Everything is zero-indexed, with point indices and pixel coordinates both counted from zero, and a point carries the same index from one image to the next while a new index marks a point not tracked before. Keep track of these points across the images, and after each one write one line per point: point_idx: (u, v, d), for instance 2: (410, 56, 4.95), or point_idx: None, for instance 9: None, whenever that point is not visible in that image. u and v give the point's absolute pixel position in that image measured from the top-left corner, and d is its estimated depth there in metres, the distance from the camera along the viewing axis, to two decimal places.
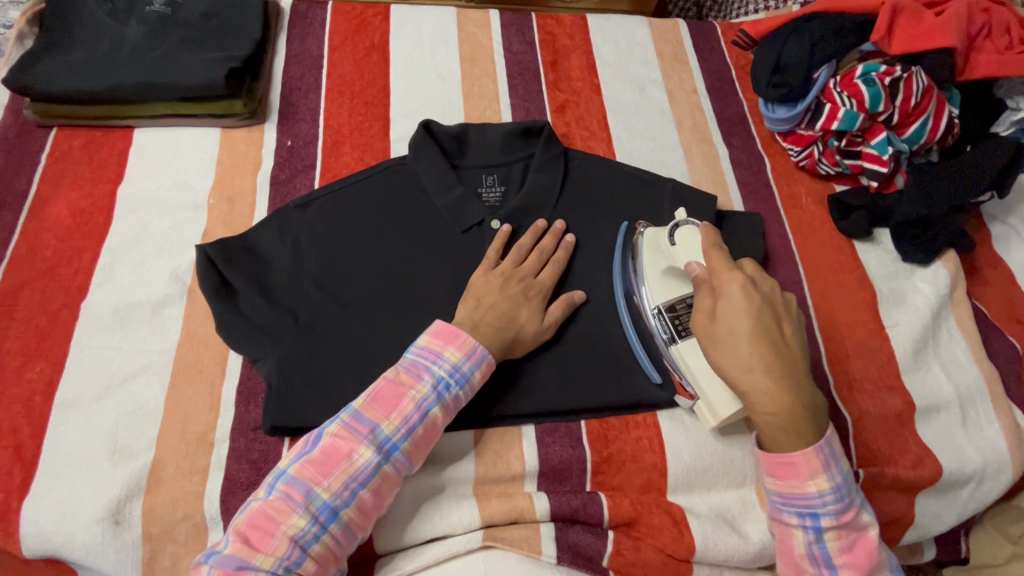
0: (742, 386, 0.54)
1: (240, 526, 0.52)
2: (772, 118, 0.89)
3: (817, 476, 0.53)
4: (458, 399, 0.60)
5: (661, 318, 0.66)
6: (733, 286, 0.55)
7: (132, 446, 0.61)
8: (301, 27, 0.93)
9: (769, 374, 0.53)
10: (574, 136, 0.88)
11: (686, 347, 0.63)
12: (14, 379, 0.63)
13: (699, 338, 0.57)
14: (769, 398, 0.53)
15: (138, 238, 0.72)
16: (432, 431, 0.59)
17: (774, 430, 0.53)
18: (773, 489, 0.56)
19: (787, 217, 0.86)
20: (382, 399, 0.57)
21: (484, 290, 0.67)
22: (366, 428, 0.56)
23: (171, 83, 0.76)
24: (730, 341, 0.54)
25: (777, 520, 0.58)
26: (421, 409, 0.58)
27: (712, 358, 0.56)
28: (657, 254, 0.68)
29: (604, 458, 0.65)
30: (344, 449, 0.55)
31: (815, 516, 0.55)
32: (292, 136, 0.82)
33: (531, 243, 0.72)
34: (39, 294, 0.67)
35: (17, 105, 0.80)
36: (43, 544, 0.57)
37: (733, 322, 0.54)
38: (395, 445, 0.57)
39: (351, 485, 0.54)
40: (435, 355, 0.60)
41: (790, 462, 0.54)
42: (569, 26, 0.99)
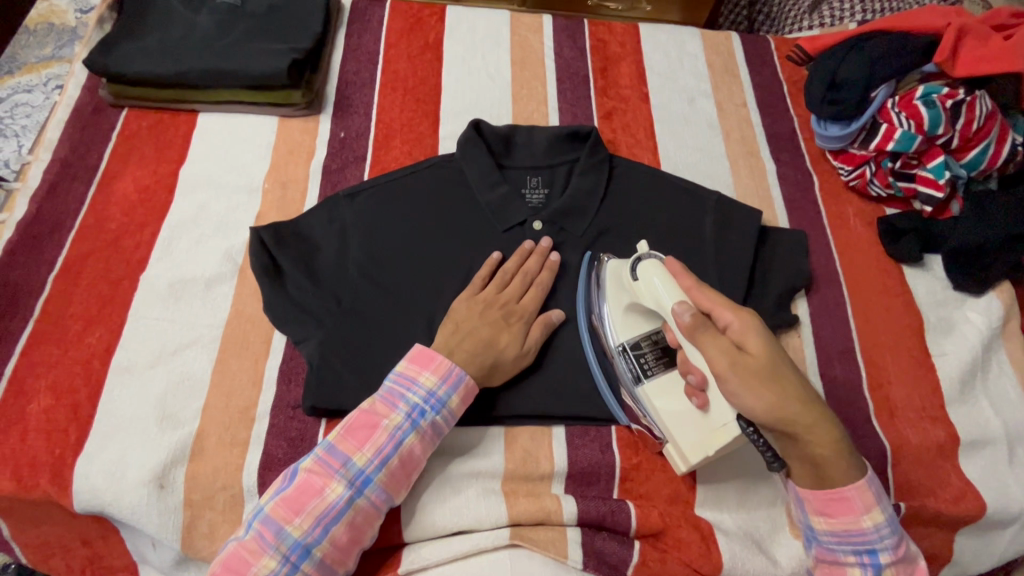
0: (802, 423, 0.52)
1: (216, 567, 0.54)
2: (824, 135, 0.87)
3: (872, 509, 0.54)
4: (434, 426, 0.60)
5: (625, 357, 0.64)
6: (748, 315, 0.55)
7: (180, 414, 0.64)
8: (359, 23, 0.96)
9: (815, 400, 0.53)
10: (620, 143, 0.89)
11: (651, 387, 0.63)
12: (75, 342, 0.66)
13: (742, 382, 0.53)
14: (829, 427, 0.52)
15: (196, 217, 0.76)
16: (409, 462, 0.59)
17: (837, 460, 0.53)
18: (827, 528, 0.55)
19: (832, 236, 0.84)
20: (355, 431, 0.58)
21: (470, 315, 0.66)
22: (338, 463, 0.56)
23: (235, 71, 0.79)
24: (773, 374, 0.53)
25: (826, 559, 0.56)
26: (394, 439, 0.58)
27: (762, 401, 0.52)
28: (621, 291, 0.65)
29: (632, 465, 0.65)
30: (317, 484, 0.55)
31: (873, 552, 0.54)
32: (345, 128, 0.85)
33: (516, 267, 0.71)
34: (103, 264, 0.71)
35: (93, 85, 0.85)
36: (91, 501, 0.59)
37: (768, 353, 0.54)
38: (368, 478, 0.57)
39: (322, 523, 0.54)
40: (409, 382, 0.60)
41: (845, 496, 0.53)
42: (621, 34, 1.00)
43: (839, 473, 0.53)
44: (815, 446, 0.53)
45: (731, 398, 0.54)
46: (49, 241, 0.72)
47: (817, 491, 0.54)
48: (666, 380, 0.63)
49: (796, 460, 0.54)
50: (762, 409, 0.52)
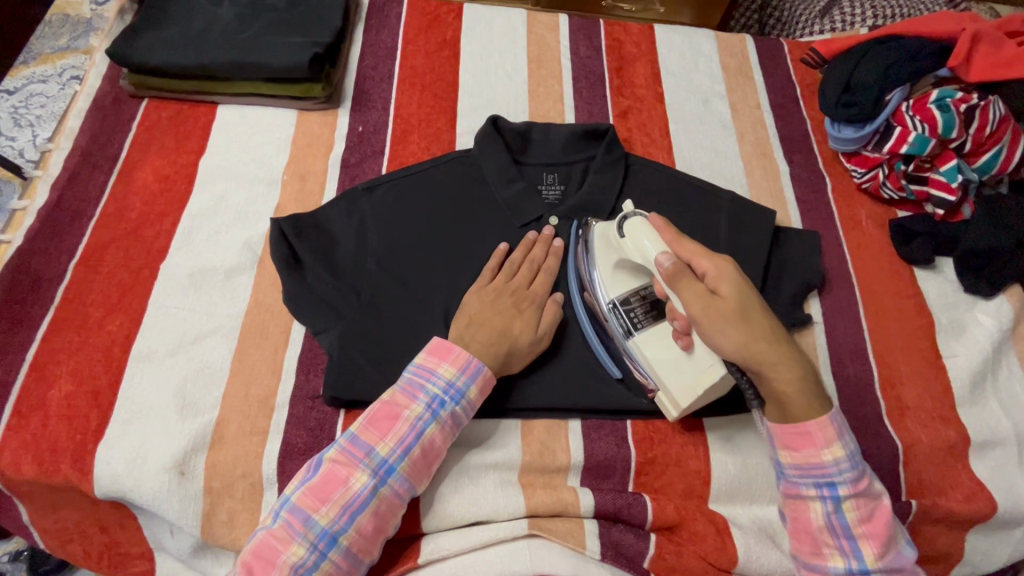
0: (767, 359, 0.54)
1: (245, 556, 0.54)
2: (838, 137, 0.87)
3: (834, 444, 0.54)
4: (454, 417, 0.60)
5: (615, 314, 0.66)
6: (722, 261, 0.57)
7: (199, 402, 0.64)
8: (377, 19, 0.96)
9: (783, 339, 0.55)
10: (635, 141, 0.89)
11: (642, 339, 0.64)
12: (95, 329, 0.66)
13: (711, 319, 0.55)
14: (794, 364, 0.54)
15: (216, 208, 0.76)
16: (431, 452, 0.59)
17: (802, 397, 0.54)
18: (789, 460, 0.55)
19: (845, 238, 0.85)
20: (377, 421, 0.58)
21: (481, 308, 0.66)
22: (362, 452, 0.57)
23: (257, 64, 0.80)
24: (742, 313, 0.55)
25: (790, 495, 0.57)
26: (416, 428, 0.58)
27: (730, 337, 0.54)
28: (608, 250, 0.67)
29: (648, 460, 0.66)
30: (342, 474, 0.56)
31: (833, 485, 0.54)
32: (363, 123, 0.85)
33: (522, 256, 0.72)
34: (124, 252, 0.71)
35: (114, 76, 0.85)
36: (112, 486, 0.60)
37: (738, 293, 0.55)
38: (392, 467, 0.57)
39: (347, 512, 0.55)
40: (429, 373, 0.61)
41: (807, 432, 0.54)
42: (636, 34, 1.00)
43: (804, 411, 0.54)
44: (777, 382, 0.54)
45: (703, 335, 0.56)
46: (69, 230, 0.72)
47: (782, 426, 0.55)
48: (656, 332, 0.64)
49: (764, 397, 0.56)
50: (728, 345, 0.54)
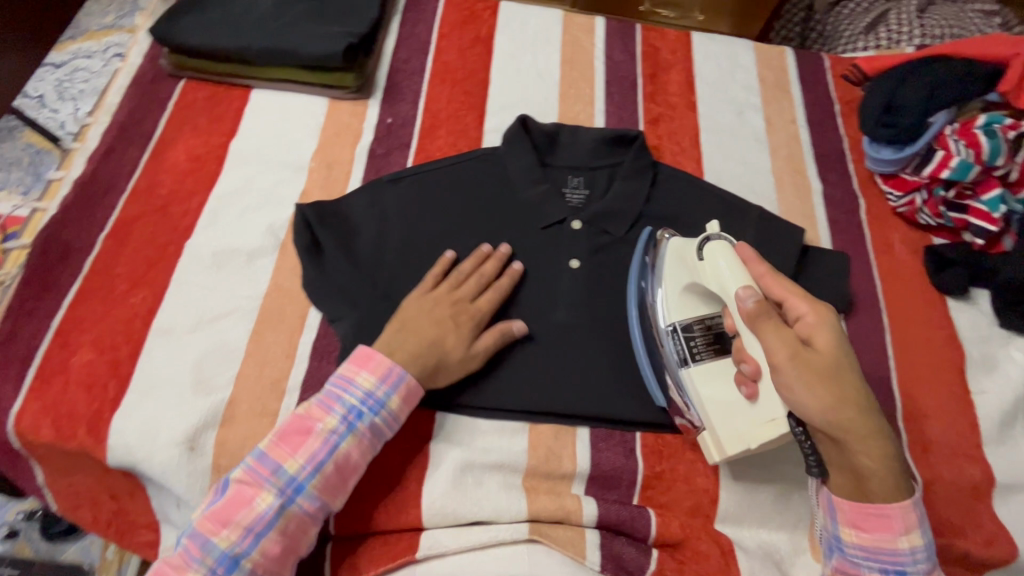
0: (856, 431, 0.53)
1: None
2: (874, 158, 0.85)
3: (911, 533, 0.55)
4: (372, 428, 0.59)
5: (674, 338, 0.64)
6: (827, 313, 0.56)
7: (214, 380, 0.65)
8: (413, 13, 0.96)
9: (871, 410, 0.54)
10: (664, 149, 0.88)
11: (697, 372, 0.62)
12: (119, 301, 0.68)
13: (801, 377, 0.53)
14: (884, 443, 0.53)
15: (243, 189, 0.77)
16: (345, 467, 0.57)
17: (882, 474, 0.54)
18: (857, 540, 0.55)
19: (876, 262, 0.82)
20: (288, 437, 0.57)
21: (418, 316, 0.65)
22: (269, 470, 0.55)
23: (292, 51, 0.80)
24: (840, 373, 0.53)
25: (847, 573, 0.57)
26: (328, 444, 0.57)
27: (819, 400, 0.53)
28: (682, 269, 0.65)
29: (656, 474, 0.65)
30: (247, 494, 0.54)
31: (902, 574, 0.55)
32: (393, 115, 0.86)
33: (472, 268, 0.70)
34: (151, 228, 0.73)
35: (155, 54, 0.87)
36: (125, 456, 0.61)
37: (835, 349, 0.54)
38: (301, 485, 0.55)
39: (249, 535, 0.53)
40: (347, 383, 0.60)
41: (886, 513, 0.54)
42: (673, 41, 0.99)
43: (884, 488, 0.54)
44: (862, 456, 0.54)
45: (783, 389, 0.54)
46: (102, 201, 0.74)
47: (856, 503, 0.55)
48: (712, 367, 0.63)
49: (839, 468, 0.56)
50: (817, 409, 0.53)
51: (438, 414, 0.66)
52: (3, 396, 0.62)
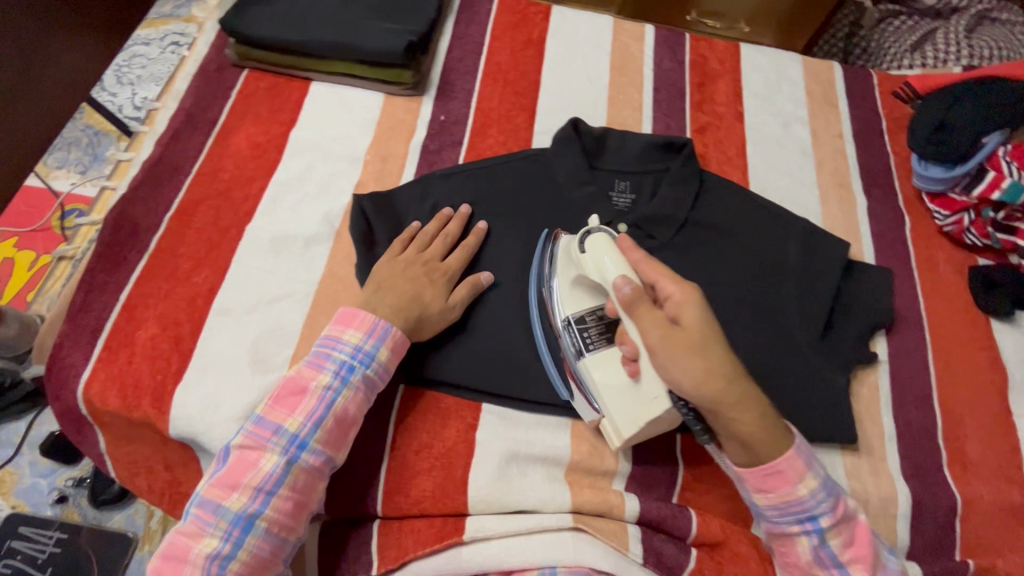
0: (728, 399, 0.52)
1: (159, 556, 0.54)
2: (923, 175, 0.85)
3: (805, 476, 0.54)
4: (366, 381, 0.61)
5: (570, 331, 0.64)
6: (687, 288, 0.56)
7: (270, 360, 0.67)
8: (468, 13, 0.98)
9: (743, 378, 0.53)
10: (710, 158, 0.89)
11: (592, 361, 0.62)
12: (183, 279, 0.70)
13: (672, 353, 0.53)
14: (757, 405, 0.53)
15: (301, 178, 0.80)
16: (346, 419, 0.60)
17: (765, 436, 0.53)
18: (767, 502, 0.55)
19: (919, 279, 0.82)
20: (283, 399, 0.58)
21: (396, 276, 0.67)
22: (269, 432, 0.57)
23: (354, 47, 0.83)
24: (704, 345, 0.53)
25: (775, 533, 0.57)
26: (325, 399, 0.59)
27: (691, 372, 0.52)
28: (569, 264, 0.66)
29: (695, 475, 0.66)
30: (251, 458, 0.56)
31: (814, 519, 0.55)
32: (445, 112, 0.88)
33: (436, 230, 0.72)
34: (214, 211, 0.75)
35: (220, 44, 0.90)
36: (185, 428, 0.63)
37: (701, 323, 0.54)
38: (303, 442, 0.57)
39: (260, 495, 0.55)
40: (334, 342, 0.61)
41: (778, 470, 0.54)
42: (722, 51, 1.00)
43: (772, 449, 0.54)
44: (739, 424, 0.53)
45: (664, 370, 0.54)
46: (168, 183, 0.77)
47: (752, 469, 0.55)
48: (605, 357, 0.62)
49: (727, 439, 0.55)
50: (691, 382, 0.52)
51: (483, 405, 0.67)
52: (73, 364, 0.65)
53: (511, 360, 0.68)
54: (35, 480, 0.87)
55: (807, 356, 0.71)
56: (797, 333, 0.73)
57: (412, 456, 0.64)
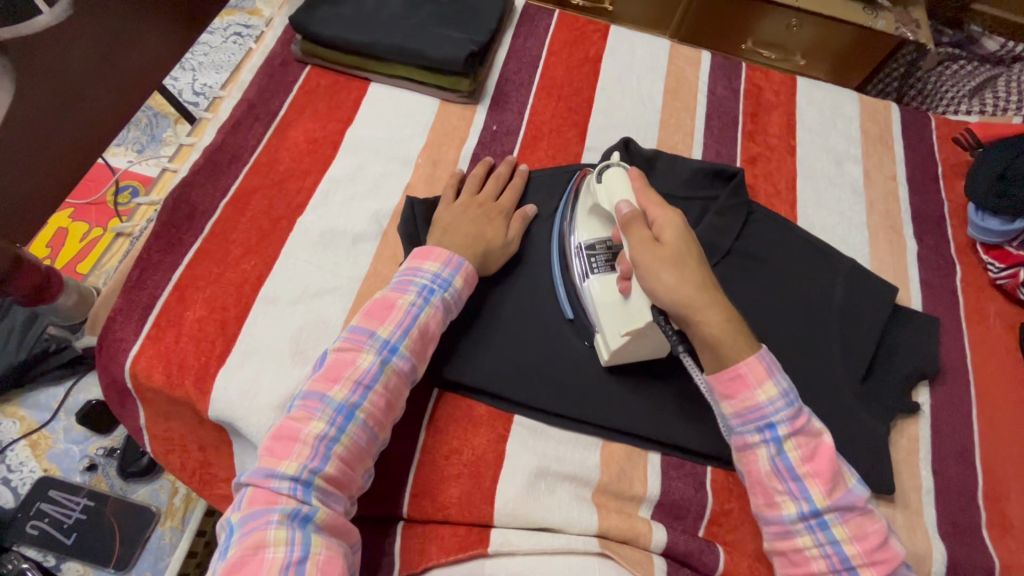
0: (696, 302, 0.54)
1: (267, 442, 0.56)
2: (979, 226, 0.84)
3: (765, 383, 0.54)
4: (444, 303, 0.65)
5: (580, 255, 0.70)
6: (670, 212, 0.59)
7: (311, 352, 0.68)
8: (527, 27, 1.00)
9: (712, 287, 0.55)
10: (759, 189, 0.88)
11: (596, 281, 0.68)
12: (233, 265, 0.72)
13: (650, 260, 0.56)
14: (722, 309, 0.54)
15: (354, 176, 0.81)
16: (428, 334, 0.63)
17: (729, 340, 0.54)
18: (730, 409, 0.55)
19: (968, 331, 0.80)
20: (374, 312, 0.62)
21: (458, 218, 0.72)
22: (365, 336, 0.61)
23: (416, 52, 0.84)
24: (679, 258, 0.56)
25: (740, 446, 0.56)
26: (410, 313, 0.62)
27: (664, 277, 0.55)
28: (586, 196, 0.72)
29: (724, 510, 0.65)
30: (348, 357, 0.59)
31: (772, 426, 0.54)
32: (498, 123, 0.89)
33: (485, 173, 0.79)
34: (268, 201, 0.77)
35: (287, 40, 0.92)
36: (224, 411, 0.64)
37: (679, 239, 0.57)
38: (395, 347, 0.61)
39: (360, 389, 0.58)
40: (416, 269, 0.66)
41: (740, 374, 0.54)
42: (777, 83, 0.99)
43: (736, 353, 0.54)
44: (705, 326, 0.54)
45: (641, 279, 0.57)
46: (226, 171, 0.79)
47: (717, 375, 0.55)
48: (609, 278, 0.67)
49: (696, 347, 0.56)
50: (661, 286, 0.55)
51: (515, 417, 0.67)
52: (123, 338, 0.67)
53: (544, 372, 0.68)
54: (68, 446, 0.90)
55: (848, 400, 0.70)
56: (839, 375, 0.71)
57: (442, 461, 0.64)
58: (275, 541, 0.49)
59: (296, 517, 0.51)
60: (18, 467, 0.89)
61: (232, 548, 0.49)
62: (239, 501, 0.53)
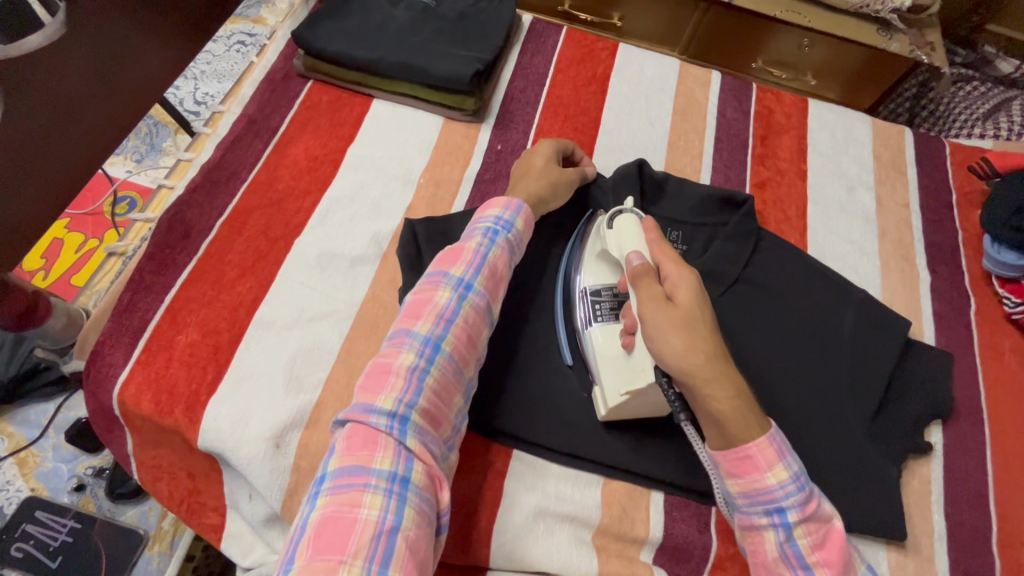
0: (705, 372, 0.51)
1: (357, 387, 0.54)
2: (994, 258, 0.82)
3: (776, 466, 0.51)
4: (509, 244, 0.66)
5: (584, 301, 0.68)
6: (686, 270, 0.56)
7: (305, 380, 0.66)
8: (534, 43, 0.98)
9: (724, 357, 0.52)
10: (769, 215, 0.86)
11: (598, 330, 0.65)
12: (227, 287, 0.70)
13: (660, 323, 0.53)
14: (733, 384, 0.51)
15: (354, 195, 0.79)
16: (497, 274, 0.63)
17: (737, 418, 0.51)
18: (736, 489, 0.52)
19: (982, 367, 0.78)
20: (445, 257, 0.62)
21: (529, 165, 0.74)
22: (439, 277, 0.60)
23: (421, 69, 0.82)
24: (692, 322, 0.53)
25: (745, 525, 0.54)
26: (480, 253, 0.63)
27: (674, 341, 0.52)
28: (596, 240, 0.70)
29: (729, 555, 0.62)
30: (426, 296, 0.59)
31: (782, 511, 0.51)
32: (503, 142, 0.87)
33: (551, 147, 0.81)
34: (265, 221, 0.75)
35: (289, 54, 0.91)
36: (214, 442, 0.62)
37: (692, 301, 0.54)
38: (470, 284, 0.60)
39: (442, 322, 0.57)
40: (478, 219, 0.66)
41: (748, 454, 0.51)
42: (788, 105, 0.97)
43: (742, 432, 0.51)
44: (712, 401, 0.51)
45: (649, 340, 0.54)
46: (223, 188, 0.77)
47: (723, 451, 0.52)
48: (613, 328, 0.65)
49: (702, 418, 0.53)
50: (669, 352, 0.52)
51: (514, 452, 0.65)
52: (112, 363, 0.65)
53: (543, 406, 0.66)
54: (57, 465, 0.88)
55: (858, 441, 0.68)
56: (850, 413, 0.69)
57: None
58: (370, 505, 0.45)
59: (394, 480, 0.47)
60: (5, 485, 0.87)
61: (323, 502, 0.45)
62: (336, 445, 0.49)
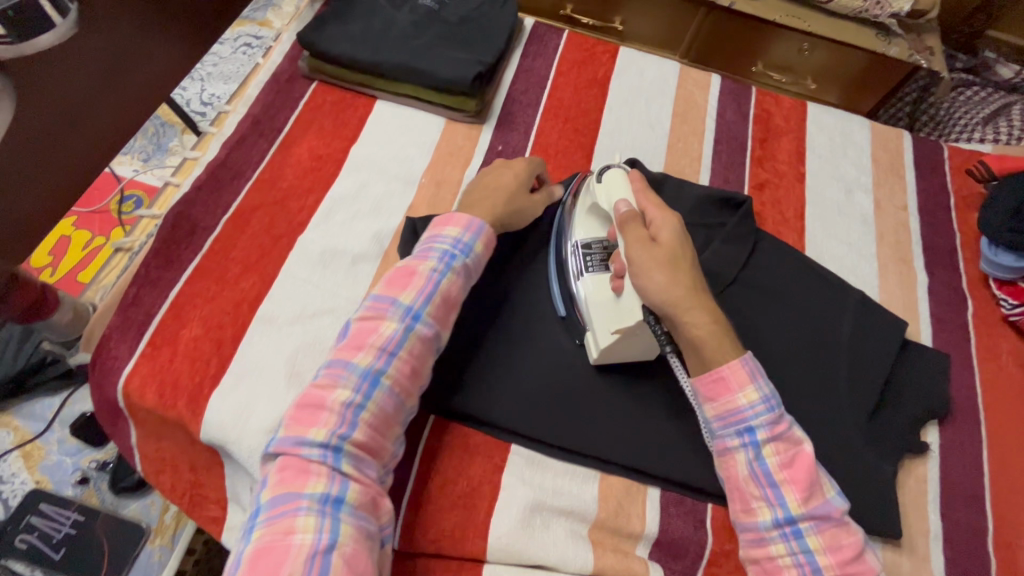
0: (684, 302, 0.56)
1: (290, 413, 0.54)
2: (991, 260, 0.82)
3: (747, 388, 0.54)
4: (465, 268, 0.64)
5: (575, 254, 0.70)
6: (669, 214, 0.60)
7: (306, 374, 0.67)
8: (535, 47, 0.99)
9: (702, 291, 0.57)
10: (766, 217, 0.87)
11: (589, 281, 0.68)
12: (231, 283, 0.71)
13: (643, 259, 0.57)
14: (710, 313, 0.56)
15: (357, 194, 0.80)
16: (449, 300, 0.62)
17: (714, 343, 0.55)
18: (711, 412, 0.56)
19: (979, 368, 0.78)
20: (394, 280, 0.61)
21: (497, 180, 0.72)
22: (387, 304, 0.59)
23: (423, 71, 0.84)
24: (673, 258, 0.57)
25: (719, 451, 0.57)
26: (432, 279, 0.61)
27: (657, 275, 0.56)
28: (586, 194, 0.71)
29: (724, 551, 0.63)
30: (371, 324, 0.58)
31: (751, 431, 0.55)
32: (503, 143, 0.88)
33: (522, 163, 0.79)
34: (269, 218, 0.77)
35: (294, 55, 0.92)
36: (216, 434, 0.63)
37: (674, 241, 0.59)
38: (417, 313, 0.59)
39: (384, 355, 0.57)
40: (434, 237, 0.65)
41: (721, 376, 0.55)
42: (787, 108, 0.98)
43: (719, 356, 0.55)
44: (691, 328, 0.55)
45: (633, 277, 0.58)
46: (228, 186, 0.78)
47: (700, 376, 0.56)
48: (603, 278, 0.68)
49: (682, 347, 0.57)
50: (652, 286, 0.56)
51: (511, 446, 0.65)
52: (117, 357, 0.66)
53: (541, 401, 0.66)
54: (61, 458, 0.90)
55: (854, 439, 0.68)
56: (845, 412, 0.69)
57: (436, 492, 0.63)
58: (303, 529, 0.47)
59: (326, 503, 0.48)
60: (10, 478, 0.88)
61: (257, 530, 0.47)
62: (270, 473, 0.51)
